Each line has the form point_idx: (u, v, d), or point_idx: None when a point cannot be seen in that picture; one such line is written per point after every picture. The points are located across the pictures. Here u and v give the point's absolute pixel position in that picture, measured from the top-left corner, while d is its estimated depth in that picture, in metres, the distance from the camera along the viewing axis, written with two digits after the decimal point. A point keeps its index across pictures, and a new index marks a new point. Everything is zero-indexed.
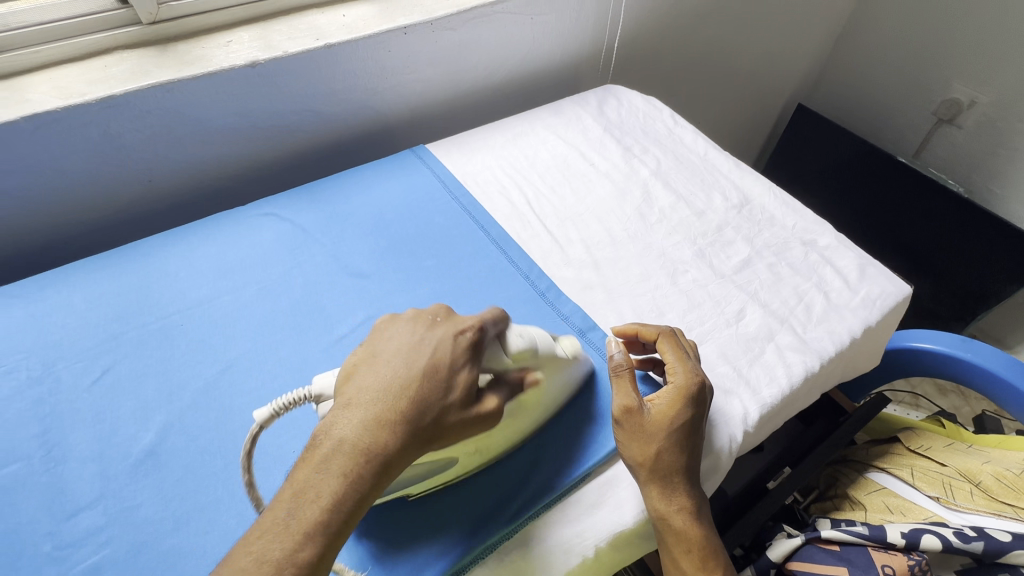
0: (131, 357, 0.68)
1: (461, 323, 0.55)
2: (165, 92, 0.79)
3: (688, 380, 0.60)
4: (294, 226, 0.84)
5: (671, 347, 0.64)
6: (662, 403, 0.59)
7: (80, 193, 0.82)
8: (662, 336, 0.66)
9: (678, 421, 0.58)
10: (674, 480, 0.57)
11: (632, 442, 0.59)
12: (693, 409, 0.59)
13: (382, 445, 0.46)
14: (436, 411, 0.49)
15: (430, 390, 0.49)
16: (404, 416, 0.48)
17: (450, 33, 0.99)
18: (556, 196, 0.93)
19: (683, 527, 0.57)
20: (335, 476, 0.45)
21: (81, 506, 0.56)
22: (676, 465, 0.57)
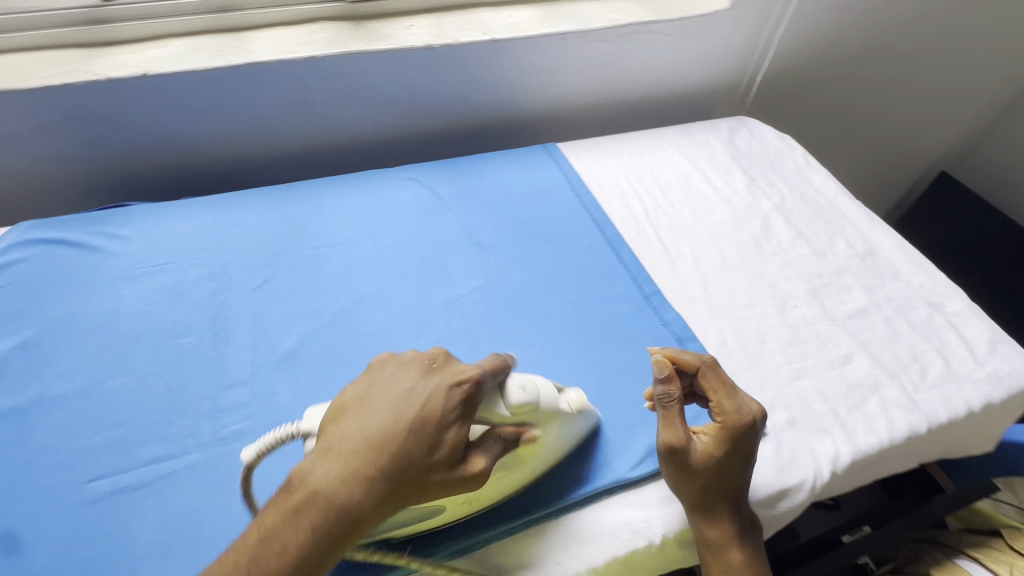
0: (287, 274, 0.79)
1: (459, 372, 0.50)
2: (353, 60, 0.92)
3: (737, 416, 0.59)
4: (432, 193, 0.93)
5: (717, 382, 0.61)
6: (707, 439, 0.58)
7: (268, 134, 0.97)
8: (703, 368, 0.62)
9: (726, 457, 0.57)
10: (714, 506, 0.57)
11: (677, 475, 0.58)
12: (741, 444, 0.58)
13: (352, 505, 0.45)
14: (417, 469, 0.47)
15: (414, 447, 0.47)
16: (385, 473, 0.46)
17: (601, 45, 1.05)
18: (674, 211, 0.95)
19: (726, 555, 0.57)
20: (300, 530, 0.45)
21: (235, 382, 0.67)
22: (721, 497, 0.58)
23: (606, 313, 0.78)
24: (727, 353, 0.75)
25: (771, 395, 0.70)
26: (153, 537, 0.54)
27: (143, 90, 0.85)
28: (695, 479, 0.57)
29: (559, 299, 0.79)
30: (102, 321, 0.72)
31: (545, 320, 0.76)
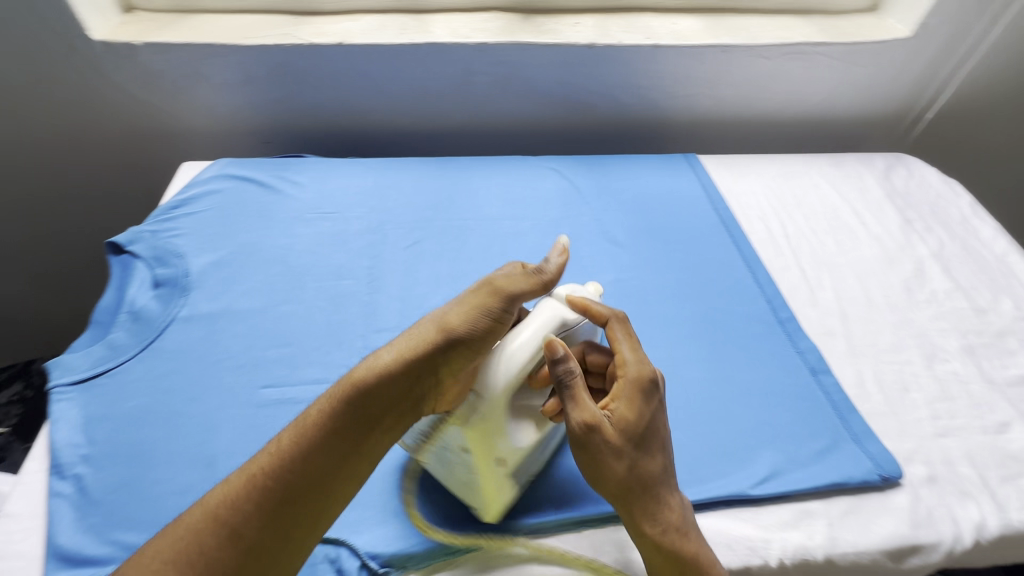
0: (434, 239, 0.86)
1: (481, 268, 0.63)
2: (520, 50, 0.97)
3: (639, 374, 0.55)
4: (571, 185, 0.96)
5: (618, 337, 0.57)
6: (620, 406, 0.54)
7: (429, 109, 1.04)
8: (612, 321, 0.57)
9: (637, 423, 0.53)
10: (649, 490, 0.53)
11: (596, 468, 0.53)
12: (647, 407, 0.54)
13: (384, 354, 0.54)
14: (441, 323, 0.55)
15: (437, 313, 0.56)
16: (409, 337, 0.55)
17: (762, 61, 1.03)
18: (817, 239, 0.92)
19: (672, 549, 0.52)
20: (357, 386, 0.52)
21: (385, 327, 0.74)
22: (650, 477, 0.53)
23: (736, 330, 0.77)
24: (863, 394, 0.72)
25: (910, 446, 0.67)
26: None
27: (336, 57, 0.95)
28: (617, 460, 0.52)
29: (688, 308, 0.79)
30: (279, 253, 0.82)
31: (673, 326, 0.77)
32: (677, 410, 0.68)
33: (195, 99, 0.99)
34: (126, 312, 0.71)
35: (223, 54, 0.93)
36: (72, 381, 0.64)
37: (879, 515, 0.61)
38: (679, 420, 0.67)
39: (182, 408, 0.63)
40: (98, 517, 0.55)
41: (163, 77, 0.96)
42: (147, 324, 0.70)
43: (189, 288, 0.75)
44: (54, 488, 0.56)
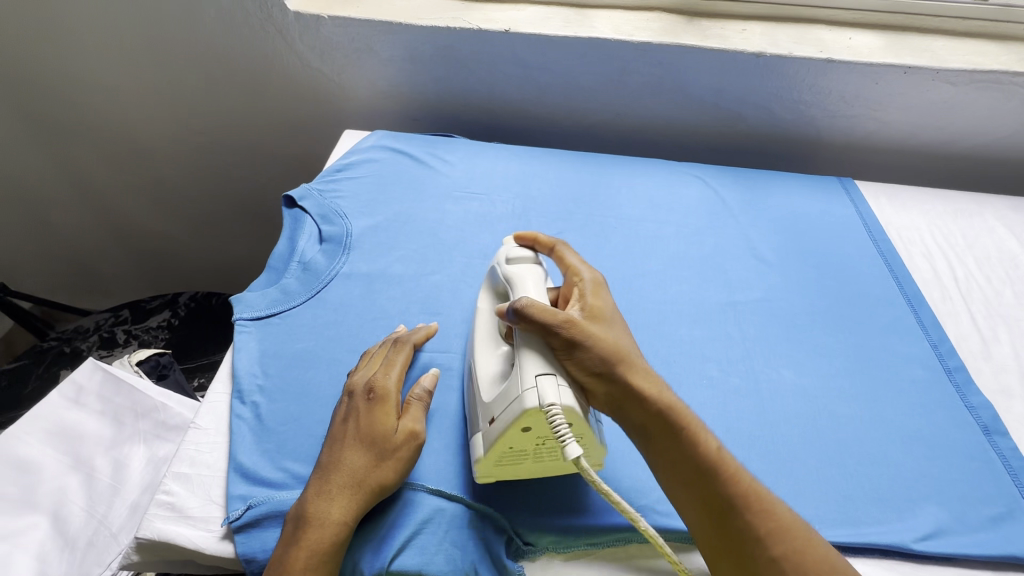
0: (576, 232, 0.86)
1: (380, 352, 0.64)
2: (684, 53, 0.95)
3: (586, 275, 0.62)
4: (716, 196, 0.94)
5: (563, 258, 0.64)
6: (590, 298, 0.59)
7: (576, 103, 1.05)
8: (556, 251, 0.65)
9: (604, 306, 0.59)
10: (644, 369, 0.55)
11: (594, 352, 0.53)
12: (607, 297, 0.61)
13: (356, 473, 0.54)
14: (388, 440, 0.56)
15: (373, 422, 0.56)
16: (364, 446, 0.55)
17: (946, 87, 0.95)
18: (991, 288, 0.83)
19: (669, 402, 0.53)
20: (332, 465, 0.54)
21: None
22: (631, 348, 0.56)
23: (896, 371, 0.72)
24: None
25: None
26: (458, 415, 0.64)
27: (500, 43, 0.97)
28: (610, 338, 0.54)
29: (842, 340, 0.75)
30: (430, 226, 0.85)
31: (826, 356, 0.73)
32: (830, 445, 0.64)
33: (361, 72, 1.05)
34: (297, 261, 0.77)
35: (397, 32, 0.98)
36: (252, 317, 0.71)
37: None
38: (832, 457, 0.63)
39: (342, 357, 0.68)
40: (271, 444, 0.60)
41: (338, 49, 1.02)
42: (315, 275, 0.76)
43: (350, 247, 0.80)
44: (235, 410, 0.62)
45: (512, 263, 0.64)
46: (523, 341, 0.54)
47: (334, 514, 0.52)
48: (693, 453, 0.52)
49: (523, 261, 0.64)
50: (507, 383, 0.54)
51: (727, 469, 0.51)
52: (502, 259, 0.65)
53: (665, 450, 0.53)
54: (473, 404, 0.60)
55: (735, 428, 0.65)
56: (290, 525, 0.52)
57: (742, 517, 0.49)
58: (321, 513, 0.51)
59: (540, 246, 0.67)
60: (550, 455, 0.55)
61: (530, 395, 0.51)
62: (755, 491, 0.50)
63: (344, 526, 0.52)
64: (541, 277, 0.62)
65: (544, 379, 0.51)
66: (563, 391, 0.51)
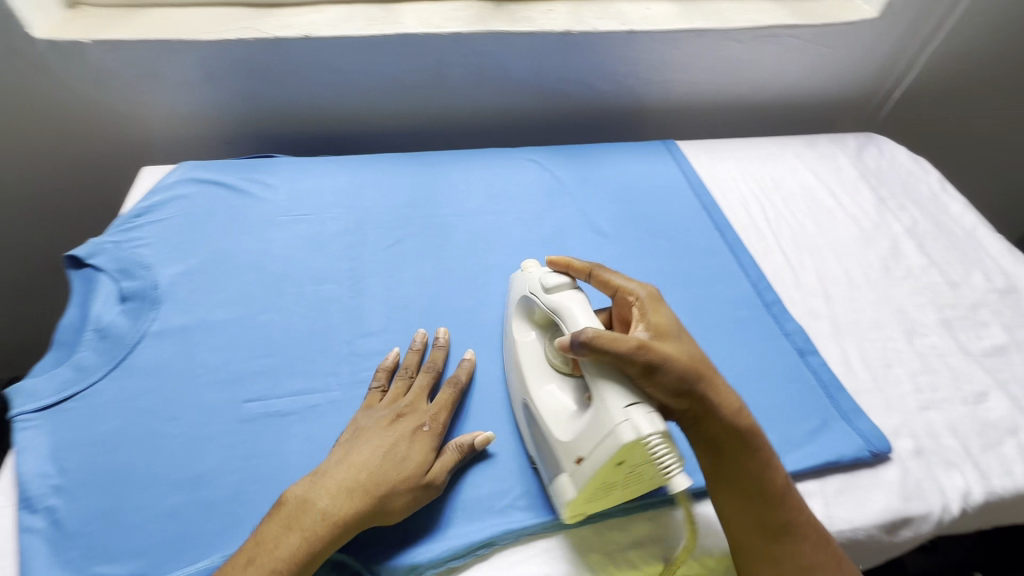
0: (416, 237, 0.83)
1: (422, 389, 0.64)
2: (495, 39, 0.95)
3: (641, 289, 0.61)
4: (552, 176, 0.95)
5: (608, 281, 0.63)
6: (652, 317, 0.58)
7: (401, 103, 1.01)
8: (597, 271, 0.64)
9: (669, 320, 0.58)
10: (721, 384, 0.55)
11: (674, 372, 0.51)
12: (665, 310, 0.59)
13: (371, 491, 0.53)
14: (414, 475, 0.56)
15: (410, 454, 0.57)
16: (395, 472, 0.55)
17: (736, 45, 1.03)
18: (796, 221, 0.93)
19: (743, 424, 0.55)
20: (359, 469, 0.55)
21: (372, 331, 0.71)
22: (706, 361, 0.56)
23: (725, 315, 0.78)
24: (850, 373, 0.73)
25: (897, 421, 0.68)
26: (302, 461, 0.59)
27: (303, 50, 0.91)
28: (688, 357, 0.53)
29: (677, 296, 0.79)
30: (254, 259, 0.78)
31: None
32: None
33: (152, 98, 0.94)
34: (93, 329, 0.67)
35: (181, 51, 0.88)
36: (38, 407, 0.60)
37: (872, 491, 0.62)
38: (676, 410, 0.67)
39: (159, 429, 0.60)
40: (76, 550, 0.52)
41: (116, 76, 0.90)
42: (117, 341, 0.66)
43: (159, 300, 0.71)
44: (25, 522, 0.53)
45: (552, 291, 0.62)
46: (597, 375, 0.53)
47: (340, 512, 0.52)
48: (758, 472, 0.55)
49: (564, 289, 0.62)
50: (591, 417, 0.53)
51: (781, 484, 0.56)
52: (541, 289, 0.63)
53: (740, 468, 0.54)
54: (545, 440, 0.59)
55: None
56: (290, 509, 0.52)
57: (797, 541, 0.54)
58: (325, 509, 0.52)
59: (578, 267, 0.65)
60: (635, 479, 0.55)
61: (632, 426, 0.49)
62: (807, 516, 0.56)
63: (342, 524, 0.52)
64: (588, 304, 0.60)
65: (634, 410, 0.50)
66: (657, 418, 0.50)
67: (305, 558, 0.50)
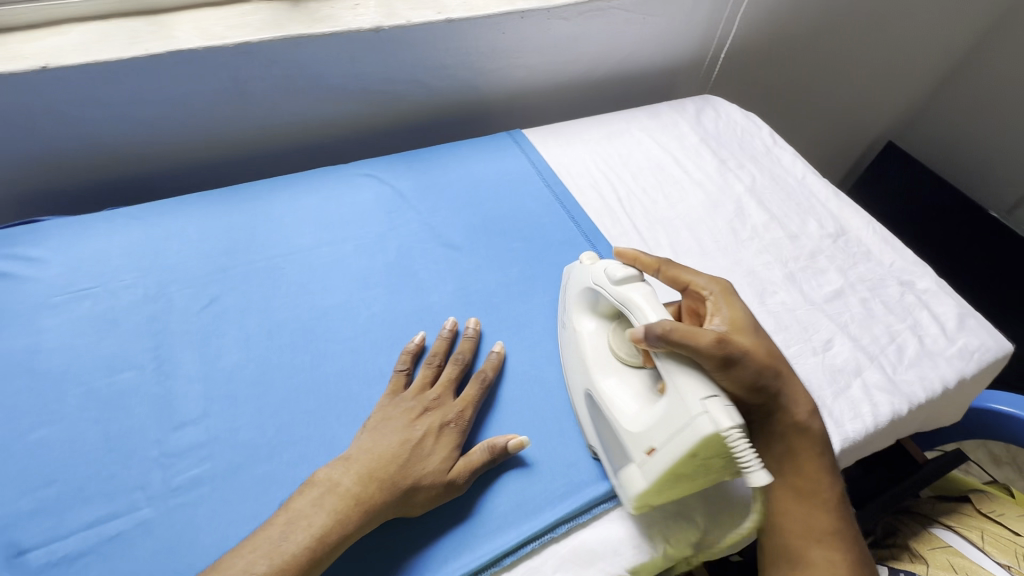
0: (236, 291, 0.71)
1: (445, 383, 0.62)
2: (294, 45, 0.83)
3: (710, 283, 0.63)
4: (392, 190, 0.87)
5: (680, 276, 0.64)
6: (723, 312, 0.60)
7: (201, 130, 0.86)
8: (665, 266, 0.65)
9: (744, 315, 0.60)
10: (794, 387, 0.59)
11: (750, 366, 0.54)
12: (738, 305, 0.62)
13: (390, 486, 0.53)
14: (432, 473, 0.55)
15: (431, 452, 0.56)
16: (419, 470, 0.54)
17: (563, 22, 0.99)
18: (647, 197, 0.92)
19: (812, 430, 0.59)
20: (389, 459, 0.54)
21: (187, 420, 0.59)
22: (783, 364, 0.59)
23: None
24: None
25: None
26: None
27: (45, 84, 0.73)
28: (765, 355, 0.57)
29: (538, 301, 0.75)
30: (18, 359, 0.62)
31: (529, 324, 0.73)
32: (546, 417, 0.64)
33: None
34: None
35: None
36: None
37: None
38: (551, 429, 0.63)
39: None
40: None
41: None
42: None
43: None
44: None
45: (619, 284, 0.60)
46: (675, 365, 0.52)
47: (369, 497, 0.52)
48: (818, 476, 0.60)
49: (630, 281, 0.60)
50: (667, 406, 0.52)
51: (834, 494, 0.60)
52: (607, 280, 0.61)
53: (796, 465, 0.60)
54: (609, 427, 0.59)
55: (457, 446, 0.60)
56: (319, 487, 0.52)
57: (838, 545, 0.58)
58: (351, 492, 0.52)
59: (644, 263, 0.66)
60: (704, 474, 0.54)
61: (716, 416, 0.48)
62: (847, 522, 0.60)
63: (369, 510, 0.51)
64: (655, 296, 0.58)
65: (711, 403, 0.49)
66: (734, 411, 0.49)
67: (335, 540, 0.49)
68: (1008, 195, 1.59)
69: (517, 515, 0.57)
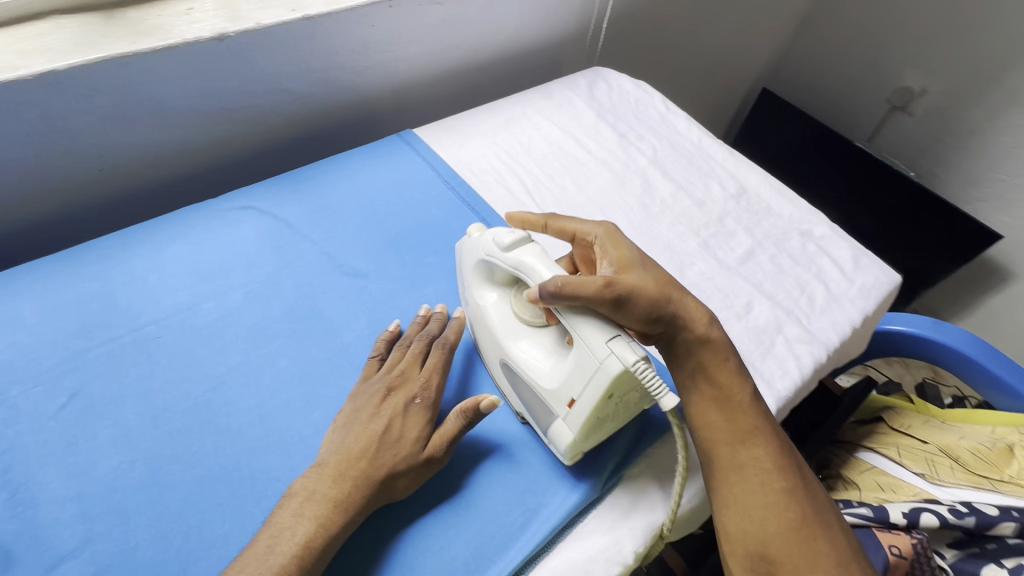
0: (103, 377, 0.60)
1: (409, 362, 0.60)
2: (118, 66, 0.69)
3: (591, 224, 0.62)
4: (277, 221, 0.76)
5: (564, 228, 0.63)
6: (610, 249, 0.59)
7: (16, 184, 0.70)
8: (550, 221, 0.64)
9: (631, 249, 0.59)
10: (691, 304, 0.57)
11: (642, 299, 0.53)
12: (625, 241, 0.60)
13: (362, 483, 0.50)
14: (405, 458, 0.53)
15: (401, 436, 0.54)
16: (391, 456, 0.52)
17: (437, 7, 0.91)
18: (556, 184, 0.89)
19: (716, 338, 0.57)
20: (360, 455, 0.52)
21: (64, 555, 0.48)
22: (677, 284, 0.57)
23: None
24: None
25: None
26: None
27: None
28: (656, 281, 0.55)
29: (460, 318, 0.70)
30: None
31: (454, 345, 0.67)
32: (487, 445, 0.59)
33: None
34: None
35: None
36: None
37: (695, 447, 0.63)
38: (495, 457, 0.58)
39: None
40: None
41: None
42: None
43: None
44: None
45: (509, 249, 0.58)
46: (577, 320, 0.51)
47: (347, 493, 0.50)
48: (730, 381, 0.57)
49: (521, 244, 0.58)
50: (578, 358, 0.52)
51: (750, 397, 0.57)
52: (496, 248, 0.59)
53: (703, 374, 0.57)
54: (531, 390, 0.58)
55: (400, 503, 0.54)
56: (298, 497, 0.50)
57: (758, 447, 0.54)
58: (332, 496, 0.49)
59: (530, 221, 0.65)
60: (625, 411, 0.56)
61: (620, 354, 0.48)
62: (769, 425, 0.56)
63: (352, 508, 0.49)
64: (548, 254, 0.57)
65: (616, 343, 0.49)
66: (638, 346, 0.49)
67: (319, 549, 0.47)
68: (867, 126, 1.76)
69: (479, 561, 0.52)
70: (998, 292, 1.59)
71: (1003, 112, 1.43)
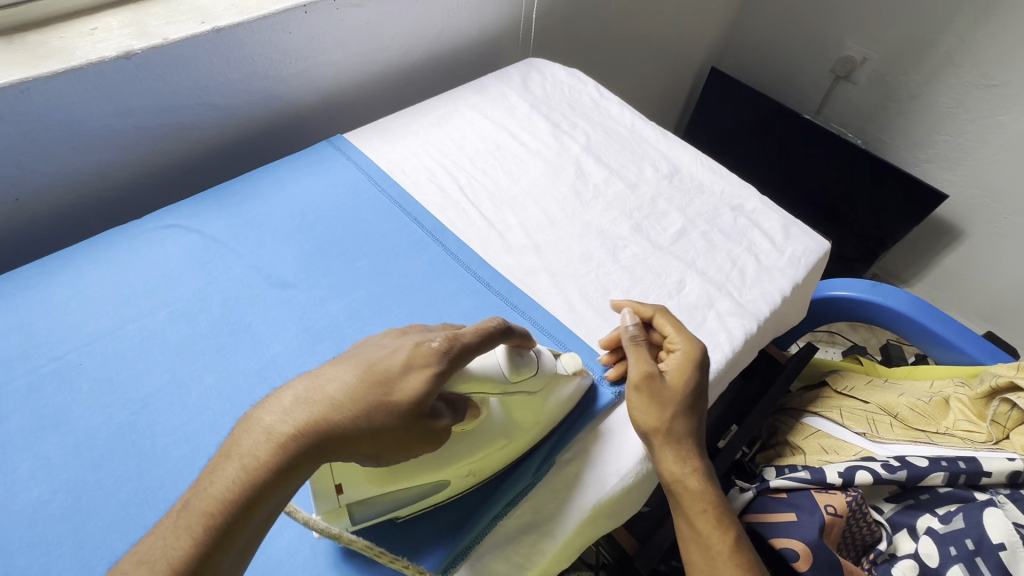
0: (23, 408, 0.59)
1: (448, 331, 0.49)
2: (18, 92, 0.67)
3: (696, 346, 0.64)
4: (202, 236, 0.75)
5: (662, 326, 0.66)
6: (673, 368, 0.63)
7: None
8: (657, 314, 0.68)
9: (689, 380, 0.62)
10: (684, 444, 0.60)
11: (643, 413, 0.61)
12: (696, 370, 0.63)
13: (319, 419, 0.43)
14: (382, 412, 0.44)
15: (388, 383, 0.45)
16: (370, 402, 0.44)
17: (356, 10, 0.91)
18: (489, 178, 0.90)
19: (693, 487, 0.59)
20: (340, 383, 0.45)
21: None
22: (687, 428, 0.60)
23: (448, 317, 0.71)
24: (578, 317, 0.73)
25: None
26: None
27: None
28: (664, 411, 0.60)
29: (392, 321, 0.70)
30: None
31: None
32: None
33: None
34: None
35: None
36: None
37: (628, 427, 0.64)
38: None
39: None
40: None
41: None
42: None
43: None
44: None
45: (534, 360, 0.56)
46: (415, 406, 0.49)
47: (306, 425, 0.42)
48: (710, 525, 0.59)
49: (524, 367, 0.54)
50: None
51: (730, 542, 0.58)
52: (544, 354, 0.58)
53: (679, 509, 0.61)
54: None
55: None
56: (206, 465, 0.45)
57: None
58: (274, 429, 0.42)
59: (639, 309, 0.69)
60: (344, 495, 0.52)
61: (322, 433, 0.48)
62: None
63: (290, 447, 0.41)
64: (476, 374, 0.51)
65: None
66: None
67: (245, 499, 0.39)
68: (814, 98, 1.79)
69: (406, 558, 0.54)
70: (949, 250, 1.64)
71: (939, 75, 1.46)
